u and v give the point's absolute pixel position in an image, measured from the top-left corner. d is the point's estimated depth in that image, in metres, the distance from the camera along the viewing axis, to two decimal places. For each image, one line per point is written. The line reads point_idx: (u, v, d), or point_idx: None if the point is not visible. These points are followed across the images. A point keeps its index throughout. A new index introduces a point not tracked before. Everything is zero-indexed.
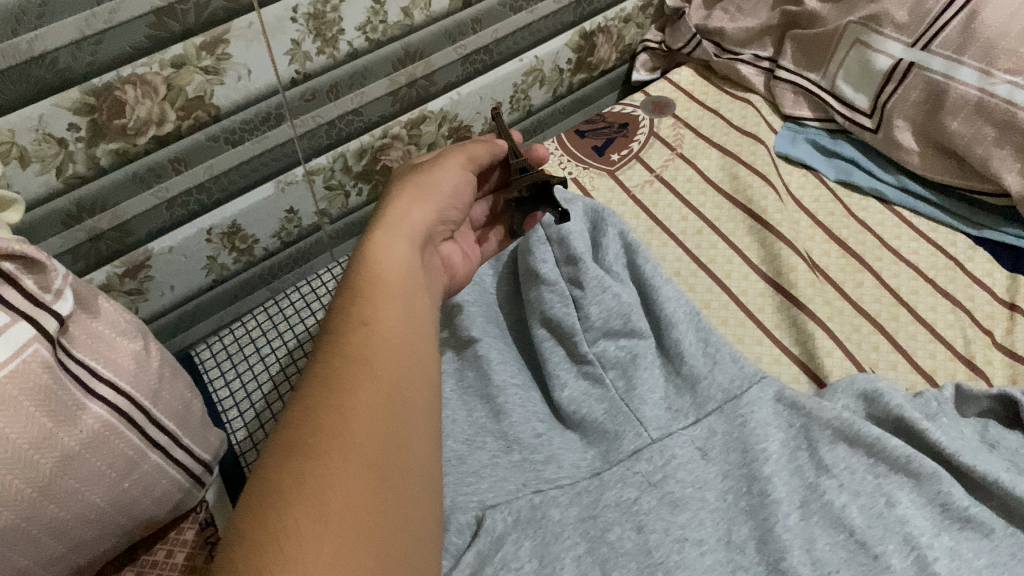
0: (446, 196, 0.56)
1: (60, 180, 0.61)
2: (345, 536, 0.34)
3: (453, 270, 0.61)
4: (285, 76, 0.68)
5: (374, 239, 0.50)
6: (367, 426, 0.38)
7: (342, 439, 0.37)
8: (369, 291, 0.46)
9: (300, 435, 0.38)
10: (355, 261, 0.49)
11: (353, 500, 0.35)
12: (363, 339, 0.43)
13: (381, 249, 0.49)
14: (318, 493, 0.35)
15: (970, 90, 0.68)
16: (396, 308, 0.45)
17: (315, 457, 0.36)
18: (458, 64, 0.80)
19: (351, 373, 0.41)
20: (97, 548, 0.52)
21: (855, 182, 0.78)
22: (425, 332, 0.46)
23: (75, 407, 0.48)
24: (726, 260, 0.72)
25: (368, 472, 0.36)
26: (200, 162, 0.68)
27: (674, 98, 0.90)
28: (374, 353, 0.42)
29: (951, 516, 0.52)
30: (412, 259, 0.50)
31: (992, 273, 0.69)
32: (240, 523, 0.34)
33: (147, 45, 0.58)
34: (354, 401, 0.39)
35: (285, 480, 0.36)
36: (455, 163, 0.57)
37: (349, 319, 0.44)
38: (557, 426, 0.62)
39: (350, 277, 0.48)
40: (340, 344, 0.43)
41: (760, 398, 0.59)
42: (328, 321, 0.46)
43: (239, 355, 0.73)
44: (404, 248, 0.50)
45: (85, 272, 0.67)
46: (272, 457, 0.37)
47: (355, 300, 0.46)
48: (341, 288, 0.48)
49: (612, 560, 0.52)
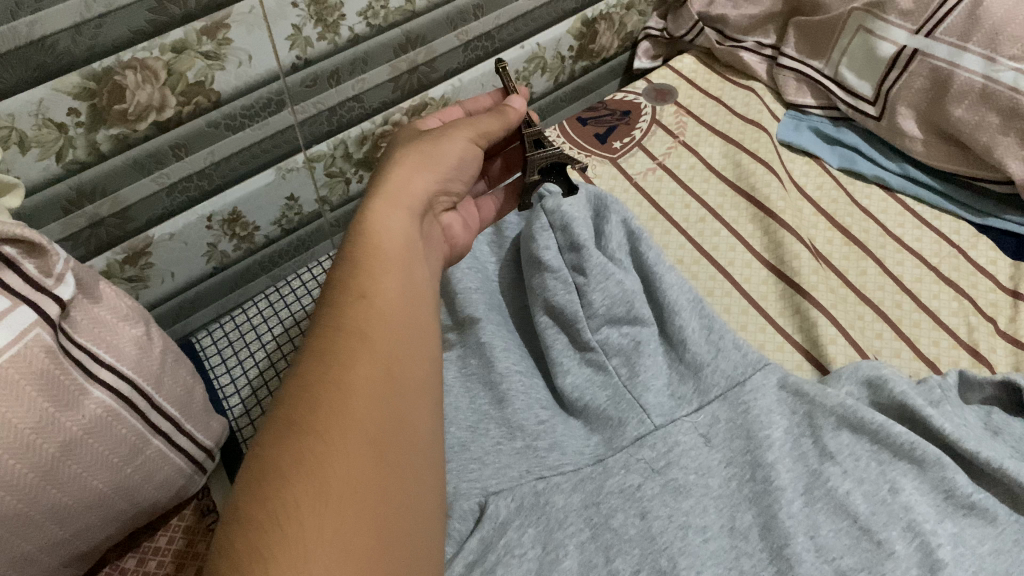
0: (450, 170, 0.55)
1: (59, 166, 0.60)
2: (346, 516, 0.33)
3: (452, 240, 0.61)
4: (286, 62, 0.67)
5: (373, 209, 0.49)
6: (367, 403, 0.38)
7: (342, 416, 0.37)
8: (367, 263, 0.45)
9: (299, 410, 0.37)
10: (354, 232, 0.48)
11: (354, 479, 0.35)
12: (362, 313, 0.42)
13: (381, 221, 0.49)
14: (318, 471, 0.35)
15: (974, 77, 0.68)
16: (395, 282, 0.45)
17: (315, 435, 0.36)
18: (459, 51, 0.80)
19: (351, 349, 0.40)
20: (99, 535, 0.52)
21: (858, 170, 0.78)
22: (425, 308, 0.46)
23: (77, 393, 0.48)
24: (729, 248, 0.72)
25: (369, 450, 0.36)
26: (200, 149, 0.67)
27: (676, 85, 0.90)
28: (373, 327, 0.42)
29: (955, 503, 0.52)
30: (412, 233, 0.49)
31: (995, 261, 0.69)
32: (239, 503, 0.34)
33: (148, 29, 0.58)
34: (353, 376, 0.39)
35: (284, 457, 0.35)
36: (463, 134, 0.56)
37: (347, 293, 0.44)
38: (560, 413, 0.62)
39: (348, 248, 0.47)
40: (339, 317, 0.42)
41: (763, 385, 0.59)
42: (326, 293, 0.45)
43: (239, 342, 0.72)
44: (404, 221, 0.49)
45: (85, 258, 0.66)
46: (271, 433, 0.37)
47: (353, 273, 0.45)
48: (338, 260, 0.47)
49: (616, 546, 0.52)
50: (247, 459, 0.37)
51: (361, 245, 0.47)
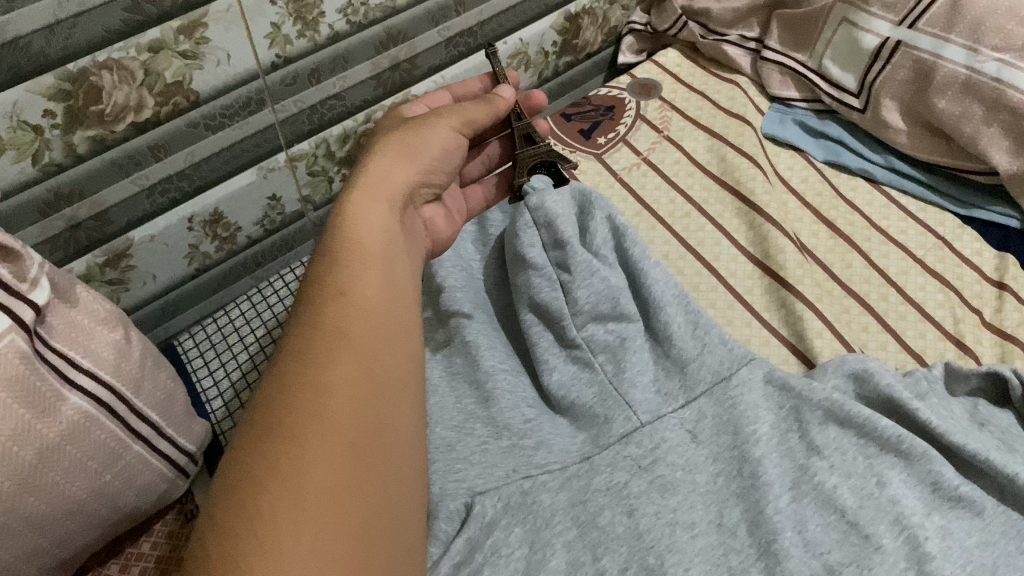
0: (434, 161, 0.55)
1: (36, 168, 0.59)
2: (325, 522, 0.33)
3: (435, 232, 0.61)
4: (265, 60, 0.67)
5: (352, 202, 0.49)
6: (345, 403, 0.37)
7: (320, 417, 0.36)
8: (348, 257, 0.45)
9: (278, 412, 0.37)
10: (333, 226, 0.48)
11: (332, 483, 0.34)
12: (340, 308, 0.42)
13: (360, 213, 0.48)
14: (296, 476, 0.34)
15: (958, 68, 0.68)
16: (375, 277, 0.44)
17: (293, 438, 0.36)
18: (442, 47, 0.79)
19: (329, 348, 0.40)
20: (80, 542, 0.51)
21: (844, 163, 0.77)
22: (406, 302, 0.45)
23: (54, 398, 0.48)
24: (715, 243, 0.72)
25: (348, 452, 0.36)
26: (180, 149, 0.67)
27: (660, 80, 0.89)
28: (353, 323, 0.41)
29: (943, 496, 0.52)
30: (393, 226, 0.49)
31: (980, 252, 0.69)
32: (216, 511, 0.34)
33: (123, 29, 0.57)
34: (331, 375, 0.38)
35: (261, 464, 0.35)
36: (447, 121, 0.56)
37: (326, 288, 0.43)
38: (546, 412, 0.62)
39: (328, 242, 0.47)
40: (317, 314, 0.42)
41: (749, 380, 0.58)
42: (305, 289, 0.45)
43: (222, 344, 0.72)
44: (385, 214, 0.49)
45: (64, 262, 0.66)
46: (249, 437, 0.37)
47: (333, 268, 0.45)
48: (318, 255, 0.47)
49: (604, 544, 0.51)
50: (225, 466, 0.36)
51: (340, 240, 0.46)
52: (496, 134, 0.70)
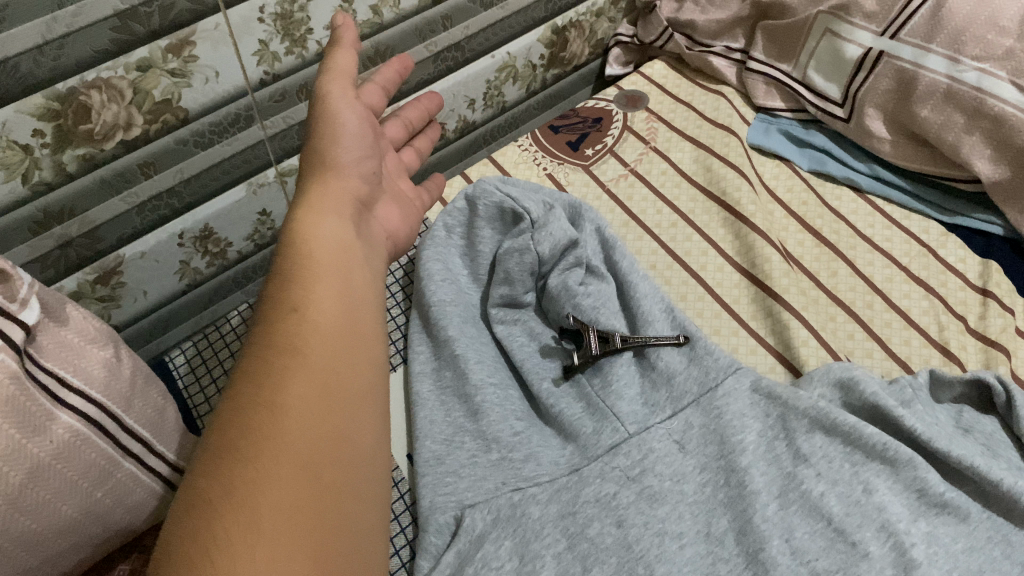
0: (349, 154, 0.57)
1: (25, 188, 0.60)
2: (284, 540, 0.34)
3: (393, 233, 0.62)
4: (254, 77, 0.67)
5: (304, 226, 0.51)
6: (300, 423, 0.39)
7: (273, 438, 0.38)
8: (299, 282, 0.47)
9: (233, 437, 0.38)
10: (288, 250, 0.50)
11: (289, 503, 0.35)
12: (293, 332, 0.44)
13: (311, 237, 0.50)
14: (250, 497, 0.35)
15: (939, 78, 0.68)
16: (328, 299, 0.46)
17: (247, 460, 0.37)
18: (430, 62, 0.80)
19: (283, 370, 0.41)
20: (71, 560, 0.51)
21: (828, 171, 0.78)
22: (363, 322, 0.47)
23: (45, 418, 0.48)
24: (702, 253, 0.73)
25: (302, 469, 0.37)
26: (169, 166, 0.67)
27: (647, 91, 0.90)
28: (305, 345, 0.43)
29: (928, 502, 0.52)
30: (345, 247, 0.51)
31: (964, 259, 0.70)
32: (173, 535, 0.34)
33: (112, 49, 0.58)
34: (287, 396, 0.40)
35: (216, 487, 0.36)
36: (348, 109, 0.57)
37: (281, 311, 0.45)
38: (535, 423, 0.62)
39: (284, 266, 0.49)
40: (273, 336, 0.44)
41: (736, 390, 0.59)
42: (261, 313, 0.46)
43: (213, 359, 0.72)
44: (335, 234, 0.51)
45: (54, 280, 0.66)
46: (204, 462, 0.37)
47: (286, 293, 0.46)
48: (274, 278, 0.48)
49: (593, 555, 0.52)
50: (182, 493, 0.37)
51: (294, 265, 0.48)
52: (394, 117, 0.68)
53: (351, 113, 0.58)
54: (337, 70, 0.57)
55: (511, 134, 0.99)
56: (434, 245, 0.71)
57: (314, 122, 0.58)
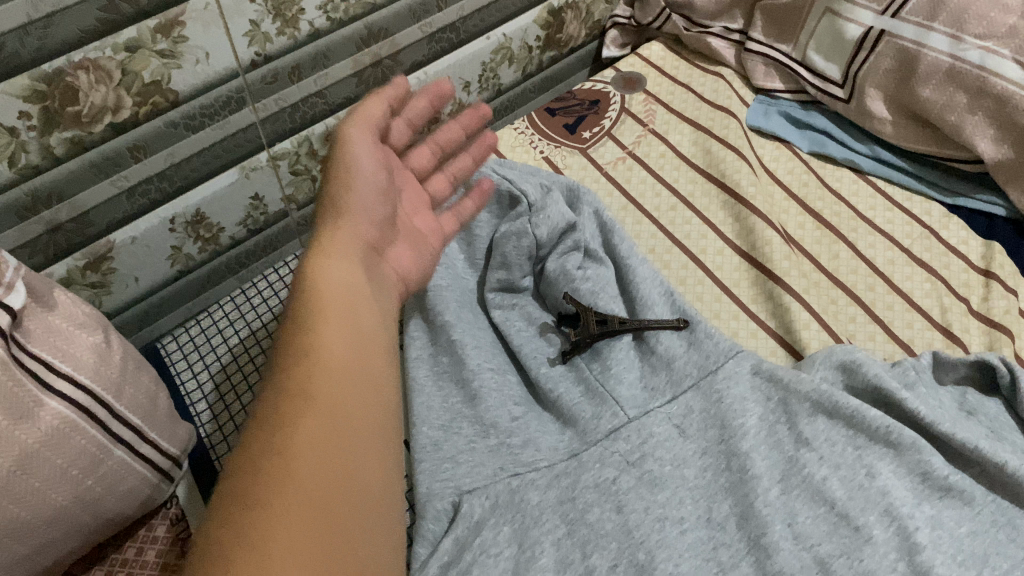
0: (365, 189, 0.55)
1: (12, 171, 0.58)
2: None
3: (407, 275, 0.58)
4: (245, 58, 0.66)
5: (315, 263, 0.49)
6: (312, 471, 0.37)
7: (285, 489, 0.36)
8: (311, 320, 0.45)
9: (245, 487, 0.36)
10: (299, 288, 0.48)
11: (299, 558, 0.33)
12: (304, 372, 0.42)
13: (322, 273, 0.48)
14: (260, 554, 0.33)
15: (942, 56, 0.67)
16: (341, 338, 0.44)
17: (258, 513, 0.35)
18: (424, 43, 0.79)
19: (296, 415, 0.39)
20: (63, 549, 0.50)
21: (829, 154, 0.77)
22: (376, 361, 0.45)
23: (31, 404, 0.47)
24: (701, 236, 0.72)
25: (314, 521, 0.35)
26: (159, 150, 0.66)
27: (644, 73, 0.88)
28: (318, 387, 0.41)
29: (932, 485, 0.51)
30: (359, 283, 0.49)
31: (966, 240, 0.69)
32: None
33: (99, 28, 0.56)
34: (298, 442, 0.38)
35: (226, 543, 0.34)
36: (365, 143, 0.55)
37: (293, 352, 0.43)
38: (534, 408, 0.61)
39: (296, 304, 0.47)
40: (285, 379, 0.42)
41: (736, 373, 0.58)
42: (273, 356, 0.45)
43: (207, 345, 0.70)
44: (349, 271, 0.49)
45: (43, 266, 0.65)
46: (215, 516, 0.36)
47: (297, 332, 0.45)
48: (287, 318, 0.46)
49: (593, 541, 0.51)
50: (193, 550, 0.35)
51: (305, 303, 0.46)
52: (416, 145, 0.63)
53: (367, 147, 0.55)
54: (359, 114, 0.56)
55: (507, 118, 0.97)
56: None
57: (330, 157, 0.56)
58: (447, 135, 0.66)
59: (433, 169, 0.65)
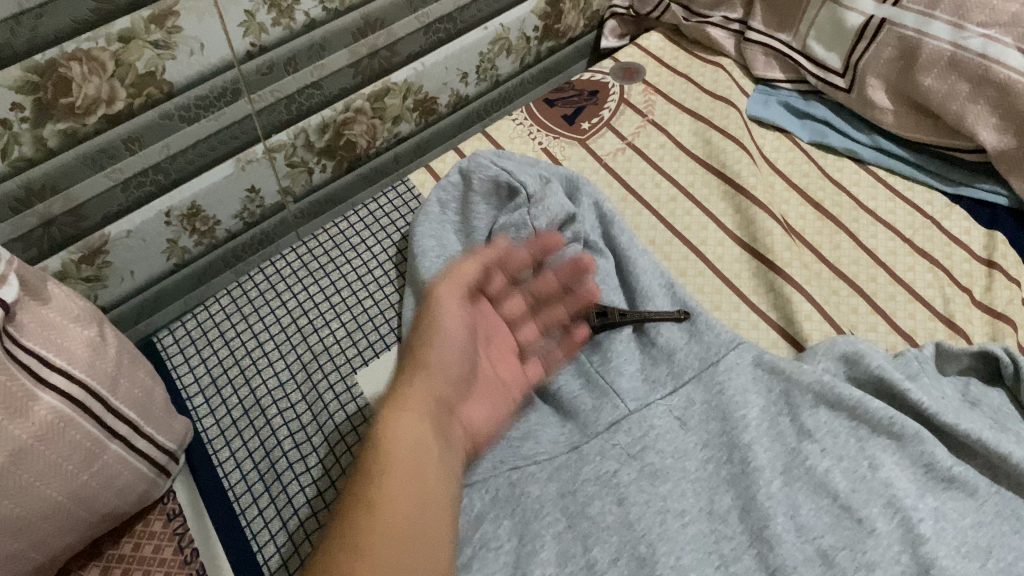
0: (446, 345, 0.52)
1: (5, 163, 0.58)
2: None
3: (477, 437, 0.54)
4: (240, 49, 0.65)
5: (386, 413, 0.47)
6: None
7: None
8: (372, 472, 0.44)
9: None
10: (369, 441, 0.46)
11: None
12: (359, 529, 0.41)
13: (392, 426, 0.46)
14: None
15: (943, 45, 0.67)
16: (402, 489, 0.44)
17: None
18: (421, 34, 0.78)
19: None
20: (58, 545, 0.50)
21: (829, 144, 0.77)
22: (432, 521, 0.44)
23: (26, 399, 0.47)
24: (701, 227, 0.71)
25: None
26: (154, 142, 0.65)
27: (643, 63, 0.88)
28: (372, 543, 0.41)
29: (936, 477, 0.51)
30: (429, 442, 0.47)
31: (969, 231, 0.68)
32: None
33: (93, 19, 0.56)
34: None
35: None
36: (453, 297, 0.54)
37: (353, 504, 0.43)
38: (534, 400, 0.61)
39: (363, 456, 0.46)
40: (342, 535, 0.42)
41: (737, 364, 0.57)
42: (337, 503, 0.44)
43: (203, 340, 0.69)
44: (420, 427, 0.47)
45: (37, 259, 0.64)
46: None
47: (359, 484, 0.44)
48: (352, 469, 0.46)
49: (594, 534, 0.51)
50: None
51: (370, 459, 0.45)
52: (510, 286, 0.59)
53: (454, 308, 0.54)
54: (451, 278, 0.54)
55: (504, 109, 0.97)
56: (428, 221, 0.69)
57: (421, 315, 0.54)
58: (545, 285, 0.60)
59: (529, 314, 0.60)
